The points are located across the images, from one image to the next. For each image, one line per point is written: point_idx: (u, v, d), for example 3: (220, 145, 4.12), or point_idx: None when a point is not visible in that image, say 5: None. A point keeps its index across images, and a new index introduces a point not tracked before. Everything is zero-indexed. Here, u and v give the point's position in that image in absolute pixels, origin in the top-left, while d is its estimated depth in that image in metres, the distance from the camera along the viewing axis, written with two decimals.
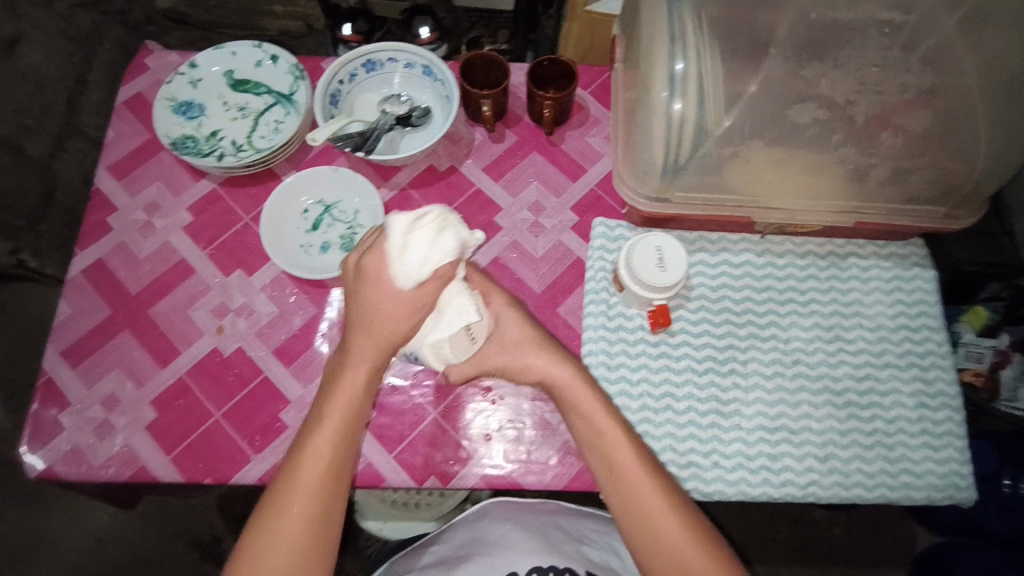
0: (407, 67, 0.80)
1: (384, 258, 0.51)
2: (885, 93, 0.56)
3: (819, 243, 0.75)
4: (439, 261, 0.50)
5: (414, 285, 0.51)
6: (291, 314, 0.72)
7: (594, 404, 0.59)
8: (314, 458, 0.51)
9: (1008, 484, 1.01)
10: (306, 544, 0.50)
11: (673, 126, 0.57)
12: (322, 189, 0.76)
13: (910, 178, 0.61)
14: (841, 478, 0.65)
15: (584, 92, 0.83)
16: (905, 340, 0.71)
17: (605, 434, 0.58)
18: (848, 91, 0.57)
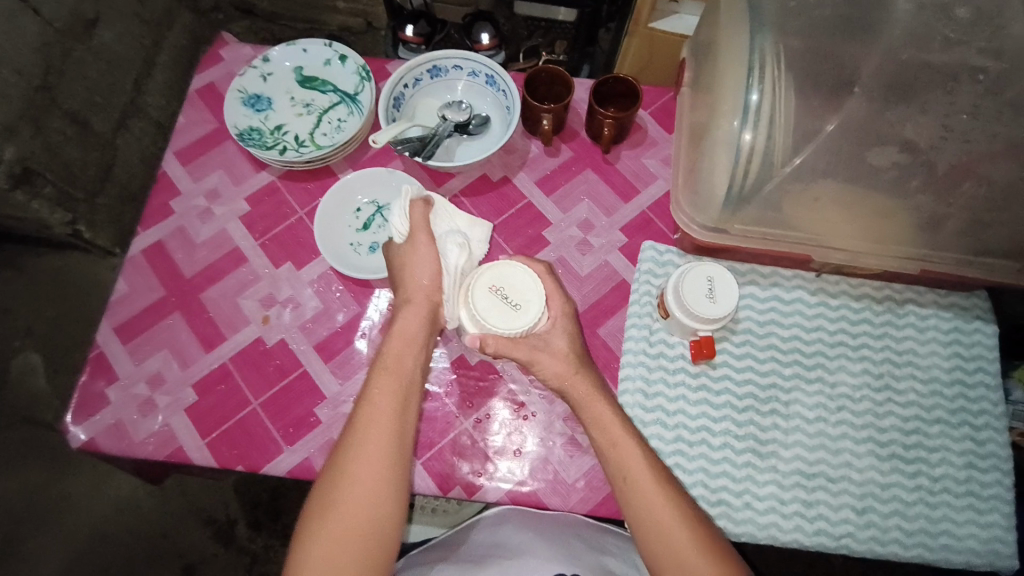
0: (471, 76, 0.81)
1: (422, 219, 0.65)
2: (971, 142, 0.54)
3: (877, 286, 0.71)
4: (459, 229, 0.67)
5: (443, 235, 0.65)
6: (334, 310, 0.72)
7: (617, 424, 0.60)
8: (370, 435, 0.56)
9: None
10: (361, 514, 0.54)
11: (740, 156, 0.55)
12: (376, 190, 0.77)
13: (985, 233, 0.58)
14: (877, 533, 0.62)
15: (645, 113, 0.82)
16: (960, 396, 0.67)
17: (626, 456, 0.58)
18: (932, 136, 0.54)
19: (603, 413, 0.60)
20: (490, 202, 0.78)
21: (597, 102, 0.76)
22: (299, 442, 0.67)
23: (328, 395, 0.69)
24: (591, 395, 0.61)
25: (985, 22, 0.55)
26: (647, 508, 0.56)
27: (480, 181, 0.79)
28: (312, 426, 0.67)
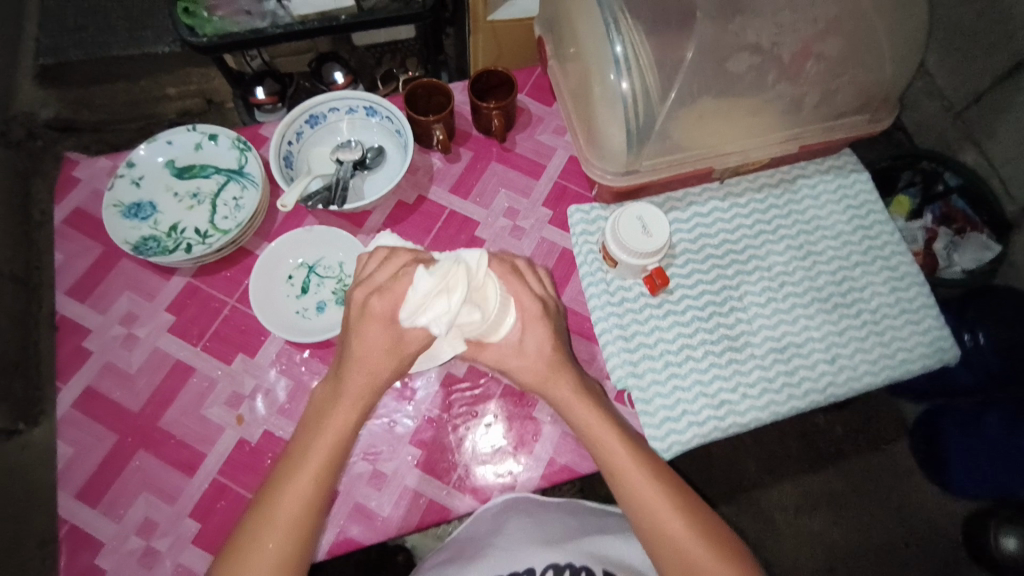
0: (350, 113, 0.81)
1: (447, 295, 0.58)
2: (800, 30, 0.63)
3: (769, 174, 0.80)
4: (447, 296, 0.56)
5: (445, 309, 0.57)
6: (307, 382, 0.70)
7: (599, 422, 0.63)
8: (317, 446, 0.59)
9: (969, 338, 1.11)
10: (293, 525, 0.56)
11: (626, 103, 0.61)
12: (303, 251, 0.76)
13: (837, 96, 0.67)
14: (851, 371, 0.71)
15: (522, 96, 0.86)
16: (864, 238, 0.78)
17: (615, 451, 0.61)
18: (770, 35, 0.63)
19: (590, 420, 0.63)
20: (416, 224, 0.79)
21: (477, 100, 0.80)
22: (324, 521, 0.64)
23: None
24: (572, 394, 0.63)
25: None
26: (635, 498, 0.60)
27: (398, 208, 0.80)
28: None
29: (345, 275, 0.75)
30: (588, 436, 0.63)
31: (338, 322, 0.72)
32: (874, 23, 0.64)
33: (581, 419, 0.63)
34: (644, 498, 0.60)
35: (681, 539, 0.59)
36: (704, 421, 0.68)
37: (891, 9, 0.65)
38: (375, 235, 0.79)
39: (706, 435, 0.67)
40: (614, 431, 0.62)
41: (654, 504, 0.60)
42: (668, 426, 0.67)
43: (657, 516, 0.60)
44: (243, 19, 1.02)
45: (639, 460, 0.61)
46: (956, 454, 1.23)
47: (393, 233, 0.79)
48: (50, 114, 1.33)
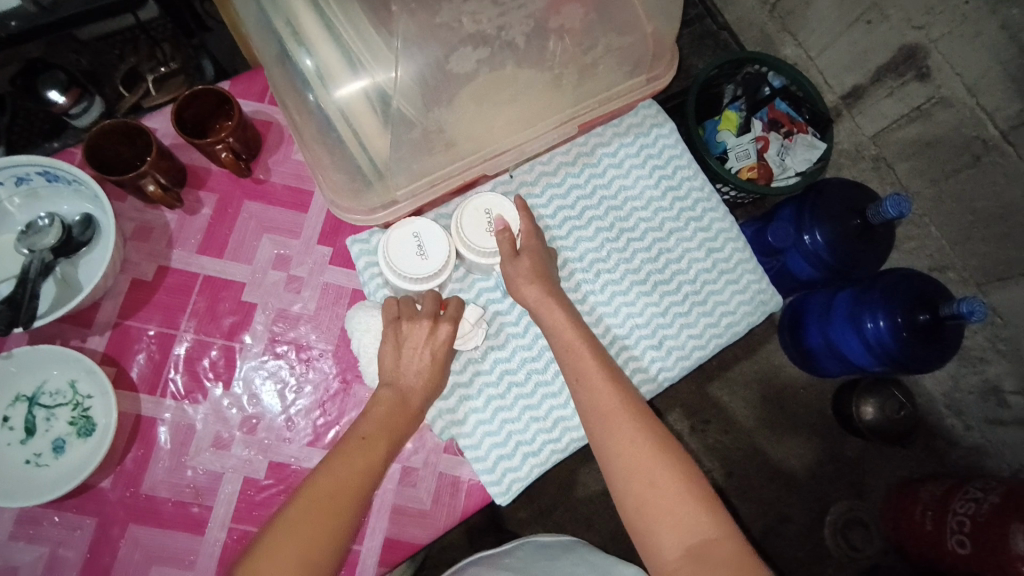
0: (22, 184, 0.60)
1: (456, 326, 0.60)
2: (527, 6, 0.52)
3: (565, 149, 0.70)
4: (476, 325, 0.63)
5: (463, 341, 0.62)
6: (65, 543, 0.57)
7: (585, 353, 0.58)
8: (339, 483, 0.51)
9: (810, 239, 1.05)
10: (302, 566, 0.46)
11: (341, 122, 0.50)
12: (13, 383, 0.59)
13: (598, 69, 0.57)
14: (680, 351, 0.67)
15: (266, 106, 0.70)
16: (675, 200, 0.72)
17: (598, 397, 0.56)
18: (491, 16, 0.51)
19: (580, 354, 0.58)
20: (163, 304, 0.64)
21: (190, 126, 0.64)
22: None
23: None
24: (563, 329, 0.60)
25: None
26: (615, 439, 0.53)
27: (135, 290, 0.63)
28: None
29: (81, 397, 0.59)
30: (576, 385, 0.58)
31: (83, 462, 0.57)
32: None
33: (573, 365, 0.58)
34: (631, 453, 0.52)
35: (668, 497, 0.50)
36: (539, 447, 0.63)
37: None
38: (112, 331, 0.62)
39: (543, 464, 0.63)
40: (600, 373, 0.57)
41: (638, 459, 0.52)
42: (501, 465, 0.62)
43: (640, 474, 0.51)
44: None
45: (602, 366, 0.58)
46: (817, 342, 1.20)
47: (135, 323, 0.63)
48: None
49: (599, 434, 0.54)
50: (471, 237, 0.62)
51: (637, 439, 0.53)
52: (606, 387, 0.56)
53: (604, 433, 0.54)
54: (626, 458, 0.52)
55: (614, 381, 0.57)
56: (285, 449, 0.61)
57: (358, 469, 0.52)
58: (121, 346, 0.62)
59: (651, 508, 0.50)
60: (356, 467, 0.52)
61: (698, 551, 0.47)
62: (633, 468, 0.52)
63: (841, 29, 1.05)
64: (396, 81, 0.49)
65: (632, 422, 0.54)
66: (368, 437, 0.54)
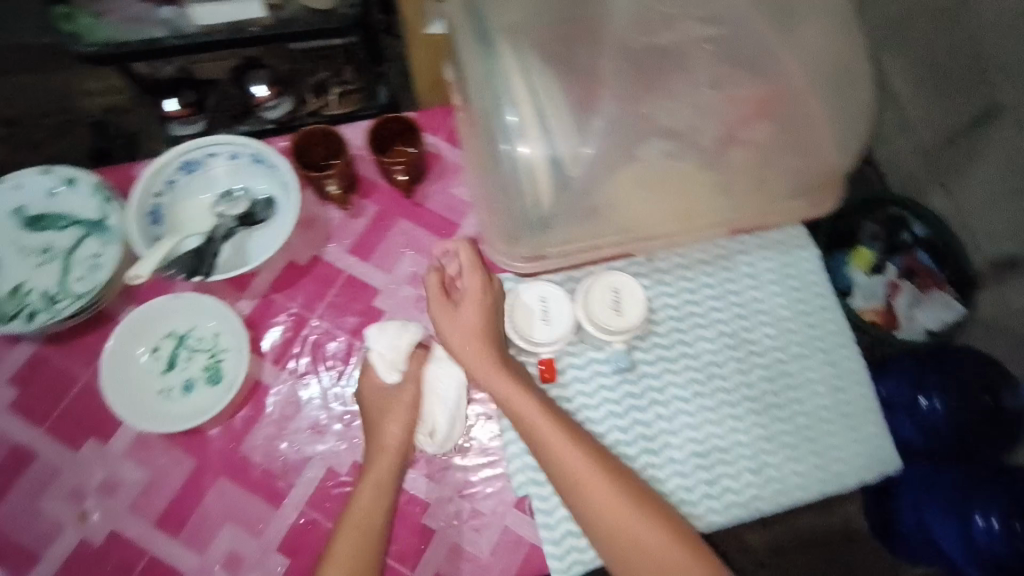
0: (232, 158, 0.69)
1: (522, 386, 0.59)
2: (724, 115, 0.54)
3: (704, 248, 0.72)
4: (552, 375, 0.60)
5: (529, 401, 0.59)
6: (165, 475, 0.63)
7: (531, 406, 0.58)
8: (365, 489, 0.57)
9: None
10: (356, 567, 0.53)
11: (523, 175, 0.54)
12: (170, 320, 0.66)
13: (770, 185, 0.58)
14: (779, 484, 0.64)
15: (435, 139, 0.76)
16: (805, 327, 0.70)
17: (559, 450, 0.56)
18: (686, 118, 0.54)
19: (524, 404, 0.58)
20: (308, 289, 0.70)
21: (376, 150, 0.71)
22: None
23: (189, 572, 0.60)
24: (512, 393, 0.58)
25: None
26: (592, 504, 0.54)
27: (289, 270, 0.70)
28: None
29: (219, 349, 0.66)
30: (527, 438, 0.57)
31: (205, 407, 0.64)
32: (810, 106, 0.55)
33: (513, 415, 0.58)
34: (603, 503, 0.54)
35: (648, 549, 0.52)
36: None
37: (834, 91, 0.56)
38: (259, 300, 0.69)
39: None
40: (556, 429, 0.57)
41: (615, 501, 0.54)
42: (568, 539, 0.62)
43: (622, 518, 0.53)
44: (139, 27, 0.87)
45: (551, 423, 0.57)
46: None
47: (280, 298, 0.69)
48: None
49: (565, 485, 0.55)
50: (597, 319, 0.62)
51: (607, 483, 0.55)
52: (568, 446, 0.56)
53: (572, 483, 0.55)
54: (603, 508, 0.54)
55: (573, 435, 0.57)
56: None
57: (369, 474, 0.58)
58: (262, 314, 0.69)
59: (637, 549, 0.52)
60: (366, 504, 0.56)
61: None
62: (619, 507, 0.54)
63: None
64: (586, 155, 0.54)
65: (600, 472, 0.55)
66: (380, 460, 0.58)
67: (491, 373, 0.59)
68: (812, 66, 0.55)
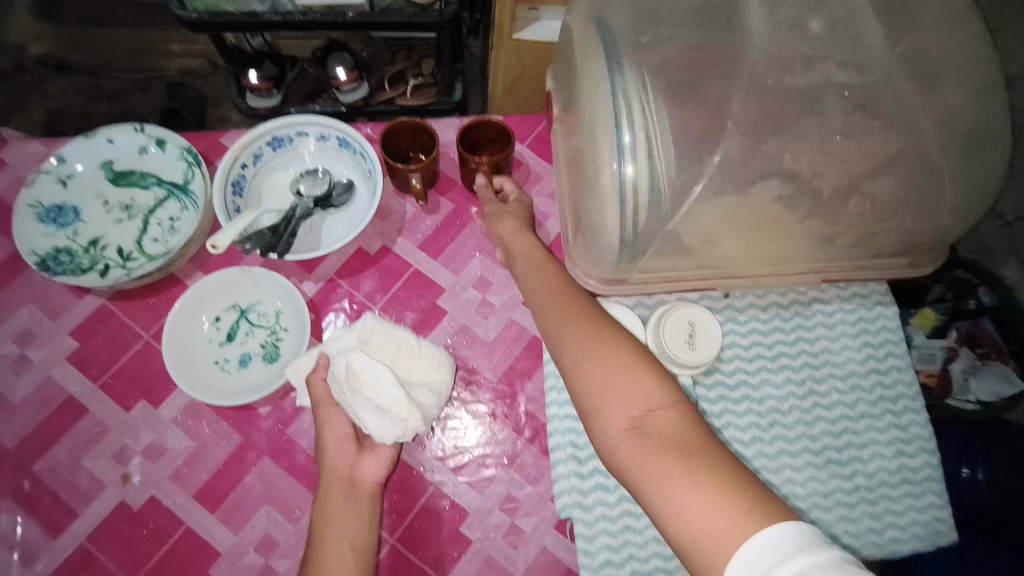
0: (321, 140, 0.69)
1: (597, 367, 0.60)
2: (851, 164, 0.50)
3: (781, 291, 0.70)
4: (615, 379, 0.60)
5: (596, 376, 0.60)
6: (211, 447, 0.62)
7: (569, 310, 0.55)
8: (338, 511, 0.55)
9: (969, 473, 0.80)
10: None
11: (626, 196, 0.50)
12: (234, 292, 0.66)
13: (877, 239, 0.56)
14: (831, 543, 0.62)
15: (522, 146, 0.76)
16: (876, 385, 0.68)
17: (581, 340, 0.52)
18: (813, 162, 0.50)
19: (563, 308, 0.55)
20: (373, 279, 0.69)
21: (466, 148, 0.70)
22: None
23: (223, 550, 0.59)
24: (542, 282, 0.59)
25: (838, 35, 0.52)
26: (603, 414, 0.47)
27: (356, 257, 0.70)
28: None
29: (279, 327, 0.66)
30: (551, 329, 0.54)
31: (260, 384, 0.63)
32: (939, 166, 0.52)
33: (551, 315, 0.55)
34: (607, 395, 0.48)
35: (640, 417, 0.46)
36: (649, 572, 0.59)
37: (964, 154, 0.53)
38: (323, 284, 0.68)
39: None
40: (579, 321, 0.53)
41: (623, 396, 0.47)
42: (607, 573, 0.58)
43: (625, 407, 0.47)
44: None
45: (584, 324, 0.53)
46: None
47: (345, 284, 0.69)
48: (44, 51, 1.46)
49: (573, 370, 0.51)
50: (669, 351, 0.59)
51: (618, 372, 0.49)
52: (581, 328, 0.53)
53: (574, 367, 0.51)
54: (600, 390, 0.48)
55: (599, 328, 0.53)
56: (418, 455, 0.63)
57: (339, 490, 0.56)
58: (326, 298, 0.68)
59: (636, 433, 0.45)
60: (340, 518, 0.55)
61: (685, 442, 0.44)
62: (636, 403, 0.47)
63: None
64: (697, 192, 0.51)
65: (616, 357, 0.50)
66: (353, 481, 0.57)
67: (538, 272, 0.61)
68: (948, 125, 0.52)
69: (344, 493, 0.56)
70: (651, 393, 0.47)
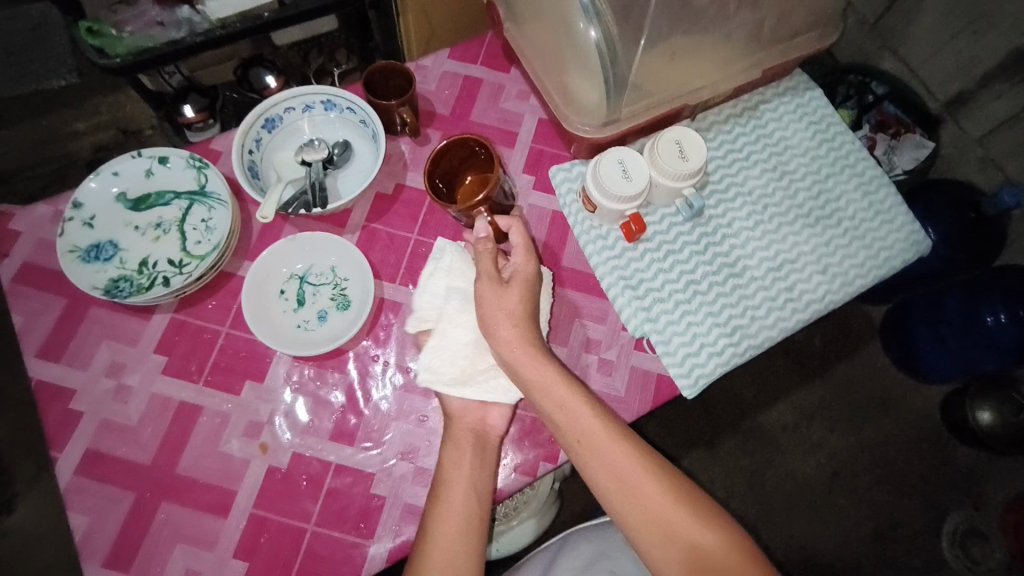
0: (308, 110, 0.76)
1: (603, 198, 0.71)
2: None
3: (733, 104, 0.82)
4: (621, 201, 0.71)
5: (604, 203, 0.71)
6: (327, 395, 0.68)
7: (550, 380, 0.61)
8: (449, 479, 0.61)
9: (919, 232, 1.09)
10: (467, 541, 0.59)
11: (601, 51, 0.61)
12: (289, 262, 0.72)
13: (793, 16, 0.69)
14: (844, 278, 0.75)
15: (478, 66, 0.85)
16: (830, 150, 0.81)
17: (611, 456, 0.60)
18: None
19: (534, 367, 0.62)
20: (401, 213, 0.77)
21: (443, 182, 0.71)
22: (378, 529, 0.63)
23: (375, 470, 0.65)
24: (561, 392, 0.61)
25: None
26: (606, 467, 0.60)
27: (379, 201, 0.77)
28: (379, 506, 0.64)
29: (340, 279, 0.72)
30: (579, 447, 0.61)
31: (345, 327, 0.70)
32: None
33: (576, 431, 0.61)
34: (646, 508, 0.59)
35: (675, 532, 0.58)
36: (722, 348, 0.70)
37: None
38: (361, 232, 0.75)
39: (725, 363, 0.70)
40: (605, 435, 0.60)
41: (654, 508, 0.58)
42: (689, 360, 0.70)
43: (664, 532, 0.58)
44: (157, 31, 0.94)
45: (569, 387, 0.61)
46: (953, 317, 1.17)
47: (379, 226, 0.76)
48: None
49: (616, 491, 0.60)
50: (668, 168, 0.71)
51: (651, 482, 0.59)
52: (616, 444, 0.60)
53: (587, 450, 0.60)
54: (639, 508, 0.59)
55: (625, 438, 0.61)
56: None
57: (443, 460, 0.62)
58: (369, 242, 0.75)
59: (669, 550, 0.57)
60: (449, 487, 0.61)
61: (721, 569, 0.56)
62: (641, 482, 0.59)
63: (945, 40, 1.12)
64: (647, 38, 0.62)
65: (652, 480, 0.59)
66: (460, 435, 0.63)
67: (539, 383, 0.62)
68: None
69: (447, 446, 0.63)
70: (688, 517, 0.58)
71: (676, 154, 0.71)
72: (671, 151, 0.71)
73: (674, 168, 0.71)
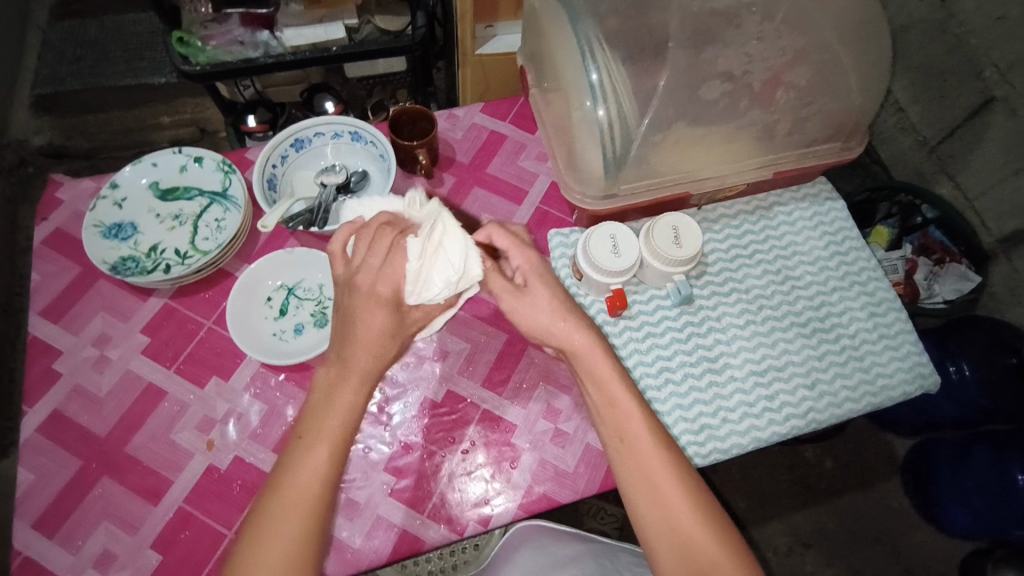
0: (335, 137, 0.82)
1: (590, 269, 0.71)
2: (769, 60, 0.65)
3: (746, 200, 0.81)
4: (607, 274, 0.70)
5: (591, 274, 0.71)
6: (281, 407, 0.69)
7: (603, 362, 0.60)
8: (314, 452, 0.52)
9: (955, 369, 1.02)
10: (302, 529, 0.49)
11: (602, 129, 0.63)
12: (283, 273, 0.75)
13: (808, 124, 0.69)
14: (832, 398, 0.71)
15: (505, 123, 0.88)
16: (841, 263, 0.79)
17: (641, 451, 0.56)
18: (740, 64, 0.65)
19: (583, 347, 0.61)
20: None
21: None
22: None
23: None
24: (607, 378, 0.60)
25: None
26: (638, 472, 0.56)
27: None
28: None
29: (325, 298, 0.75)
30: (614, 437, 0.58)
31: (316, 344, 0.71)
32: (839, 54, 0.67)
33: (614, 419, 0.58)
34: (677, 527, 0.54)
35: (708, 564, 0.52)
36: (684, 446, 0.67)
37: (857, 43, 0.68)
38: None
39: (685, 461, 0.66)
40: (649, 441, 0.57)
41: (688, 531, 0.53)
42: None
43: (695, 563, 0.52)
44: (236, 49, 1.03)
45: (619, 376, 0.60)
46: (983, 472, 1.03)
47: None
48: (43, 141, 1.48)
49: (643, 500, 0.55)
50: (661, 250, 0.70)
51: (683, 499, 0.54)
52: (658, 454, 0.56)
53: (626, 448, 0.57)
54: (671, 528, 0.54)
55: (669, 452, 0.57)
56: (463, 385, 0.72)
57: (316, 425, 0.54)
58: None
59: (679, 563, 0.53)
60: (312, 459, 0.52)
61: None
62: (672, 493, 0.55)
63: (1005, 175, 1.06)
64: (651, 121, 0.64)
65: (687, 499, 0.54)
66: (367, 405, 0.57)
67: (597, 376, 0.60)
68: (839, 22, 0.68)
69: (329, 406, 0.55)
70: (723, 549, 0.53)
71: (671, 237, 0.70)
72: (667, 233, 0.70)
73: (667, 251, 0.70)
